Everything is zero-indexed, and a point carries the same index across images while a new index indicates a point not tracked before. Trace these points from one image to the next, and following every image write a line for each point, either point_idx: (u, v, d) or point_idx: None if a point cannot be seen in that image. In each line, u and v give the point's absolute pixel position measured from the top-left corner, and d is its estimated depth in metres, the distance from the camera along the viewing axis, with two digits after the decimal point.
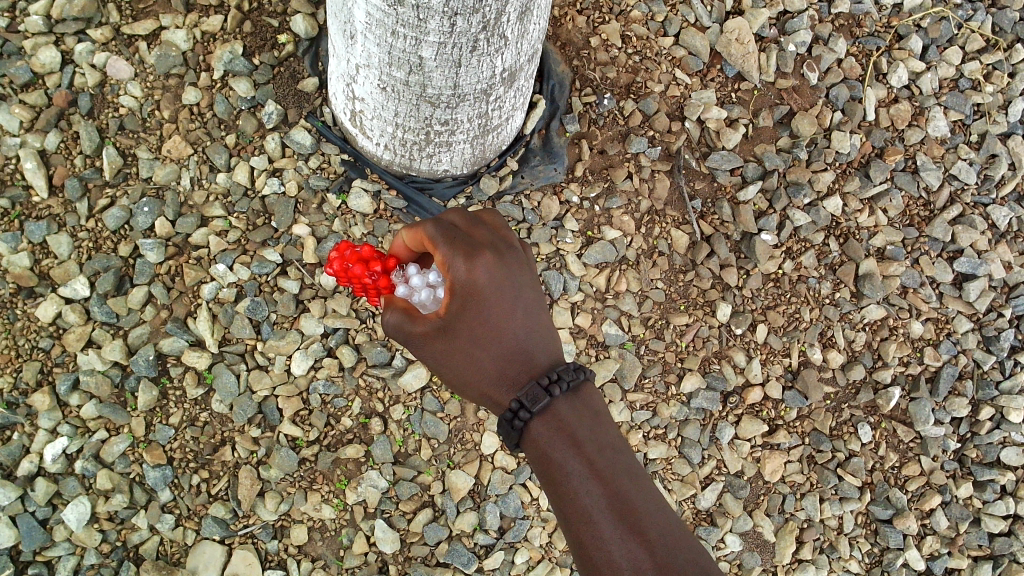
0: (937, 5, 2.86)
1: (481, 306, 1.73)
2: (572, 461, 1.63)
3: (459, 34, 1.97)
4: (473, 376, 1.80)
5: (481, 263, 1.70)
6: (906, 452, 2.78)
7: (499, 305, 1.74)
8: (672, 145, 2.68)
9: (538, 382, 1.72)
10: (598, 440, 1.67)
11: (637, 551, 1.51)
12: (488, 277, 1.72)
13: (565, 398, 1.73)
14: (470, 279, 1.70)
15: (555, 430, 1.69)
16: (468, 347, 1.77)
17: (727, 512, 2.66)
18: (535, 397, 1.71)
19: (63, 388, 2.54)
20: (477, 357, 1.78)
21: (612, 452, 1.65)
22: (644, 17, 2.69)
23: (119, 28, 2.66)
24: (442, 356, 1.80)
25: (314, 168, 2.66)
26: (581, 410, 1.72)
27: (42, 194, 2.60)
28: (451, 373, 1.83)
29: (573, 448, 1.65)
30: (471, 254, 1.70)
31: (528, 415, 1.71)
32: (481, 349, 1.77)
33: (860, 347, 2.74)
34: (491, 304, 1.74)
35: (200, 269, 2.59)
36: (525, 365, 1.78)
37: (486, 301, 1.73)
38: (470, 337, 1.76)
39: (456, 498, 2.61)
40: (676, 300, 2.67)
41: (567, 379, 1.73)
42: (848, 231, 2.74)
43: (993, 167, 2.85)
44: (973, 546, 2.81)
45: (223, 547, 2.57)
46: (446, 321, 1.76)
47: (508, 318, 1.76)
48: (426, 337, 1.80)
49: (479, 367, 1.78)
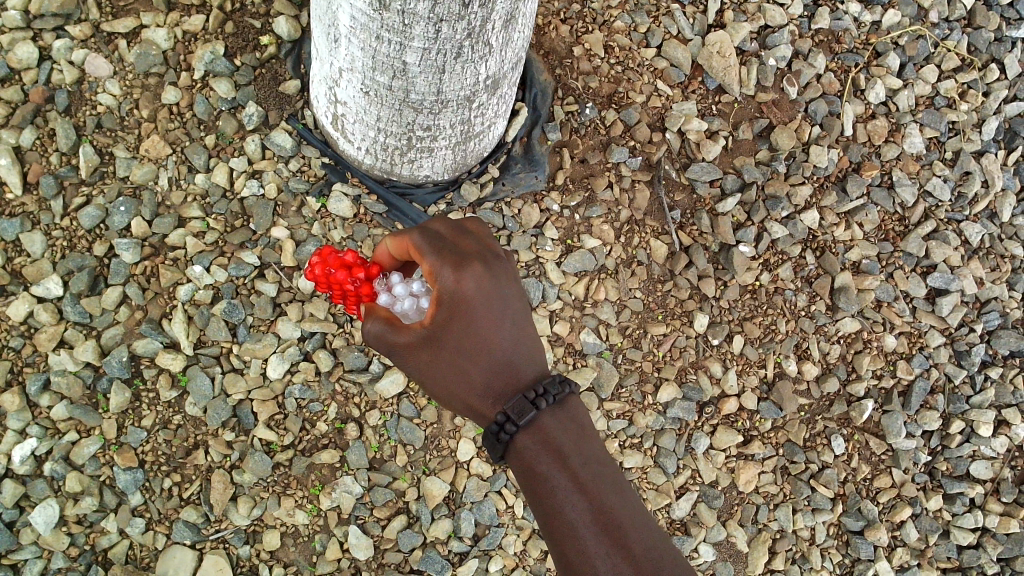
0: (915, 23, 2.90)
1: (471, 317, 1.73)
2: (558, 476, 1.64)
3: (443, 40, 1.97)
4: (460, 387, 1.79)
5: (470, 274, 1.71)
6: (878, 465, 2.80)
7: (487, 317, 1.74)
8: (653, 155, 2.70)
9: (525, 396, 1.70)
10: (584, 454, 1.68)
11: (622, 566, 1.55)
12: (476, 287, 1.72)
13: (550, 411, 1.72)
14: (458, 289, 1.71)
15: (541, 444, 1.68)
16: (455, 358, 1.76)
17: (701, 521, 2.68)
18: (522, 410, 1.69)
19: (33, 388, 2.51)
20: (465, 368, 1.77)
21: (597, 465, 1.67)
22: (627, 27, 2.71)
23: (98, 25, 2.63)
24: (429, 365, 1.79)
25: (294, 171, 2.64)
26: (566, 423, 1.72)
27: (16, 191, 2.56)
28: (438, 383, 1.81)
29: (558, 462, 1.65)
30: (459, 265, 1.70)
31: (515, 427, 1.69)
32: (468, 361, 1.76)
33: (834, 360, 2.76)
34: (479, 316, 1.73)
35: (176, 271, 2.56)
36: (512, 378, 1.78)
37: (475, 312, 1.73)
38: (458, 347, 1.75)
39: (431, 505, 2.60)
40: (654, 310, 2.68)
41: (553, 393, 1.72)
42: (825, 245, 2.77)
43: (966, 184, 2.89)
44: (942, 559, 2.84)
45: (195, 552, 2.54)
46: (432, 331, 1.75)
47: (495, 329, 1.75)
48: (411, 347, 1.78)
49: (468, 379, 1.78)
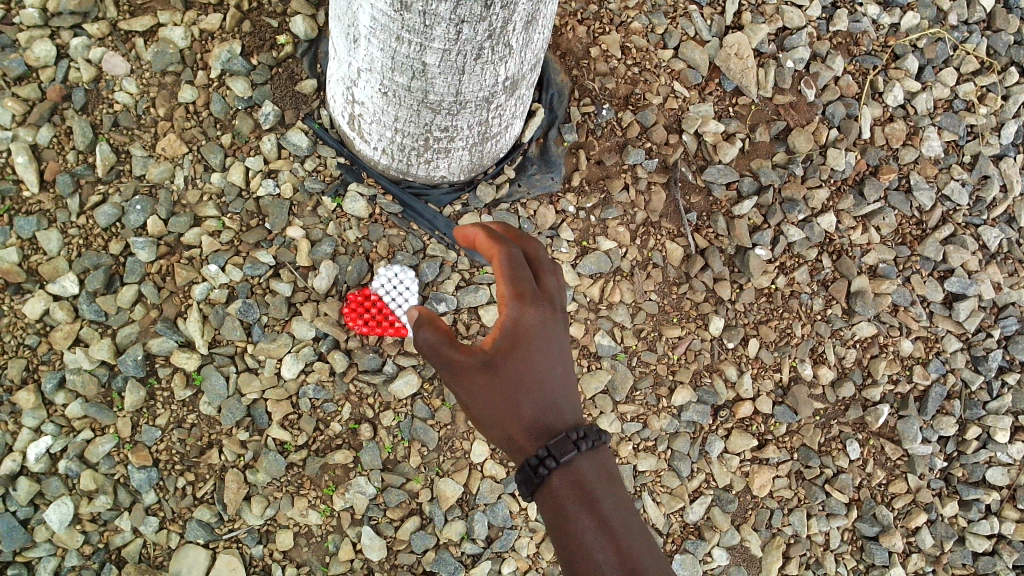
0: (934, 26, 2.88)
1: (533, 350, 1.53)
2: (591, 530, 1.37)
3: (464, 42, 1.97)
4: (508, 423, 1.52)
5: (543, 308, 1.56)
6: (893, 470, 2.79)
7: (548, 352, 1.55)
8: (669, 157, 2.69)
9: (568, 434, 1.45)
10: (622, 511, 1.41)
11: None
12: (544, 322, 1.55)
13: (591, 455, 1.45)
14: (527, 319, 1.54)
15: (576, 491, 1.42)
16: (501, 389, 1.52)
17: (715, 526, 2.67)
18: (563, 448, 1.43)
19: (49, 386, 2.51)
20: (517, 399, 1.52)
21: (636, 526, 1.41)
22: (644, 28, 2.70)
23: (115, 23, 2.63)
24: (478, 394, 1.53)
25: (310, 171, 2.63)
26: (605, 471, 1.46)
27: (32, 189, 2.57)
28: (484, 416, 1.54)
29: (594, 515, 1.39)
30: (528, 296, 1.54)
31: (554, 465, 1.42)
32: (522, 392, 1.52)
33: (851, 364, 2.75)
34: (541, 349, 1.55)
35: (191, 270, 2.56)
36: (553, 418, 1.52)
37: (538, 346, 1.54)
38: (507, 376, 1.52)
39: (445, 507, 2.59)
40: (669, 312, 2.67)
41: (595, 437, 1.46)
42: (841, 248, 2.75)
43: (985, 188, 2.87)
44: (958, 565, 2.82)
45: (208, 551, 2.55)
46: (488, 358, 1.53)
47: (552, 364, 1.54)
48: (458, 368, 1.54)
49: (518, 413, 1.52)
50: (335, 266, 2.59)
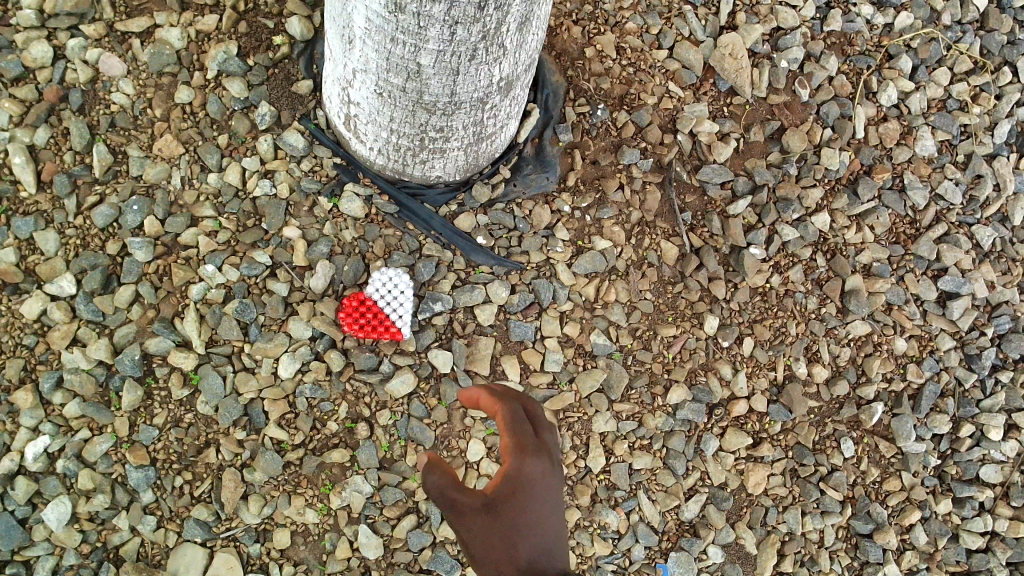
0: (928, 26, 2.90)
1: (537, 502, 1.46)
2: None
3: (459, 43, 1.98)
4: (503, 568, 1.39)
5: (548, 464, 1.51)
6: (888, 468, 2.80)
7: (552, 508, 1.48)
8: (664, 157, 2.69)
9: None
10: None
11: None
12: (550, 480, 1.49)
13: None
14: (532, 472, 1.48)
15: None
16: (505, 536, 1.42)
17: (710, 523, 2.69)
18: None
19: (46, 386, 2.52)
20: (517, 542, 1.42)
21: None
22: (639, 29, 2.71)
23: (112, 25, 2.64)
24: (476, 537, 1.44)
25: (306, 171, 2.64)
26: None
27: (29, 189, 2.58)
28: (479, 559, 1.42)
29: None
30: (531, 448, 1.51)
31: None
32: (521, 536, 1.43)
33: (845, 363, 2.76)
34: (545, 503, 1.48)
35: (188, 270, 2.57)
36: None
37: (543, 499, 1.47)
38: (511, 526, 1.43)
39: (441, 505, 2.60)
40: (664, 312, 2.69)
41: None
42: (836, 247, 2.77)
43: (978, 187, 2.89)
44: (951, 562, 2.84)
45: (205, 549, 2.56)
46: (490, 505, 1.46)
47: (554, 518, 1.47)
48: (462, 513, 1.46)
49: (515, 557, 1.41)
50: (332, 266, 2.60)
